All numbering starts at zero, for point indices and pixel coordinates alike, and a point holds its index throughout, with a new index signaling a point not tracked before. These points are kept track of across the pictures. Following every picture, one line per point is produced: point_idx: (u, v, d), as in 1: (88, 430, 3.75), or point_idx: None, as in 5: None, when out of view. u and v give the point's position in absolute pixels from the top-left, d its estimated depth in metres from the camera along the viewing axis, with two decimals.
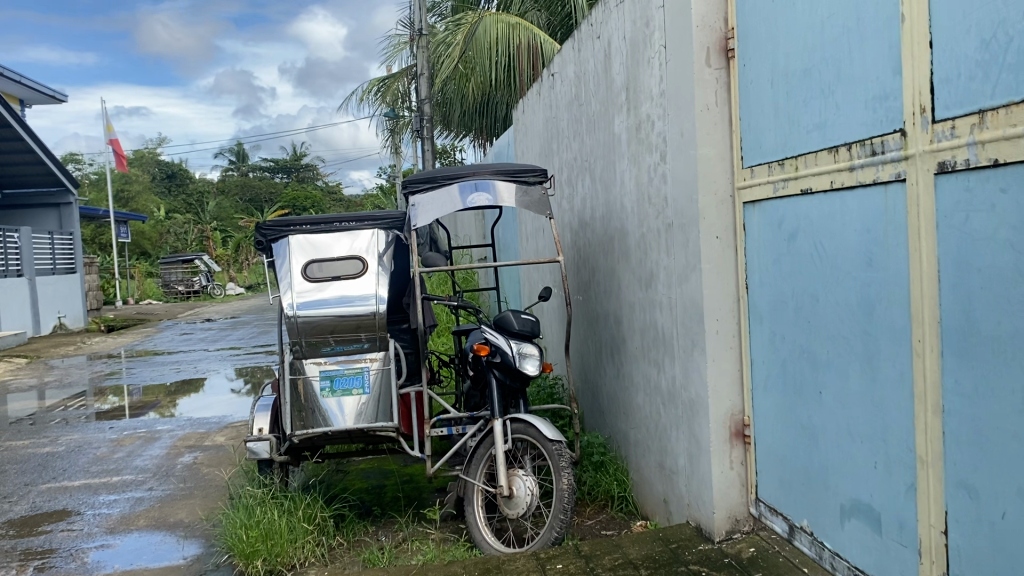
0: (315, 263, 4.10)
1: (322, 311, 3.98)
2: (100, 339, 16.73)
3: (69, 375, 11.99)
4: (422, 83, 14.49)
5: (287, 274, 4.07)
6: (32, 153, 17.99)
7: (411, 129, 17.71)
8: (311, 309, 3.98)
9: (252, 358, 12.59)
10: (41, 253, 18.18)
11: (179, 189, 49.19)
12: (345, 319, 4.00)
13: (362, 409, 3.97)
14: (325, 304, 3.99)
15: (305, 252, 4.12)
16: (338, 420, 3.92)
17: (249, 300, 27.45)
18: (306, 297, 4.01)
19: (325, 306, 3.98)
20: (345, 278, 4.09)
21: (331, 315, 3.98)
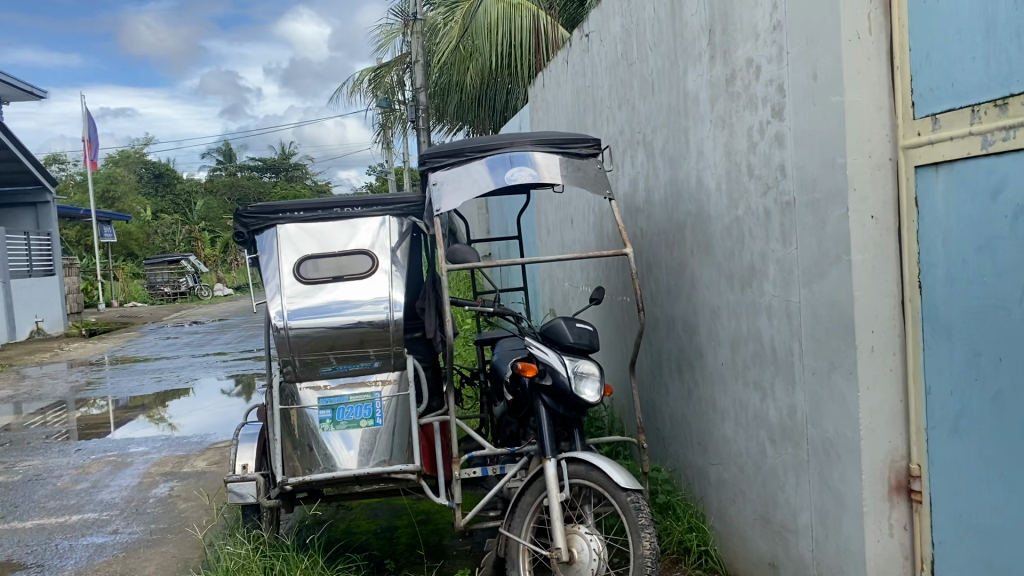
0: (310, 259, 3.23)
1: (316, 322, 3.12)
2: (79, 345, 15.76)
3: (41, 387, 11.02)
4: (417, 70, 13.56)
5: (275, 274, 3.20)
6: (6, 149, 16.99)
7: (404, 122, 16.79)
8: (306, 320, 3.12)
9: (241, 364, 11.67)
10: (16, 255, 17.17)
11: (166, 190, 48.13)
12: (347, 332, 3.14)
13: (372, 446, 3.09)
14: (321, 312, 3.13)
15: (298, 245, 3.25)
16: (342, 460, 3.04)
17: (238, 301, 26.44)
18: (296, 303, 3.14)
19: (320, 315, 3.13)
20: (348, 279, 3.22)
21: (327, 326, 3.12)
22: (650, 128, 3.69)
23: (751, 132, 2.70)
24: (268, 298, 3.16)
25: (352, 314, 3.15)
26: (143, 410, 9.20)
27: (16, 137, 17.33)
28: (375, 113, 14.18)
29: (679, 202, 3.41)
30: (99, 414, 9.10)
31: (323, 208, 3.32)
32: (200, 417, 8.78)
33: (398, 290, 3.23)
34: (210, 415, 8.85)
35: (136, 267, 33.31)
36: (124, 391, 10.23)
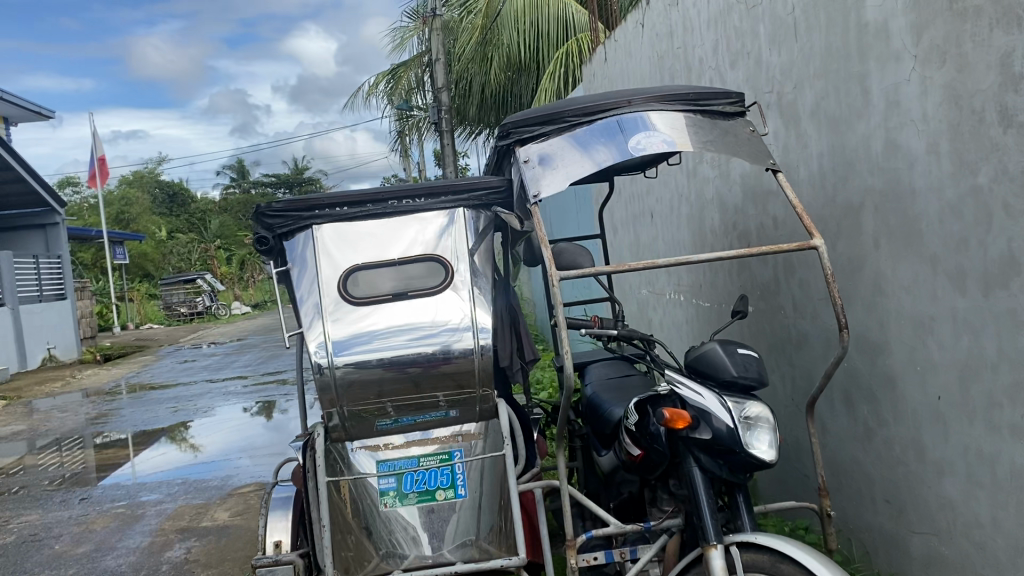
0: (357, 272, 2.34)
1: (370, 355, 2.23)
2: (93, 372, 15.00)
3: (51, 419, 10.23)
4: (438, 69, 12.75)
5: (310, 293, 2.32)
6: (12, 170, 16.33)
7: (424, 126, 15.95)
8: (355, 354, 2.22)
9: (263, 389, 10.85)
10: (25, 279, 16.44)
11: (180, 209, 47.69)
12: (413, 369, 2.24)
13: (452, 527, 2.28)
14: (376, 342, 2.24)
15: (341, 251, 2.36)
16: (413, 546, 2.25)
17: (257, 319, 25.70)
18: (341, 329, 2.26)
19: (375, 346, 2.24)
20: (411, 294, 2.32)
21: (384, 362, 2.23)
22: (792, 83, 2.84)
23: (1009, 58, 1.84)
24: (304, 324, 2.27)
25: (418, 345, 2.25)
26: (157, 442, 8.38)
27: (22, 158, 16.67)
28: (393, 117, 13.36)
29: (848, 177, 2.55)
30: (112, 449, 8.27)
31: (372, 200, 2.40)
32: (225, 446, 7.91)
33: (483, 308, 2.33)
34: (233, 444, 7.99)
35: (153, 288, 32.68)
36: (139, 423, 9.40)
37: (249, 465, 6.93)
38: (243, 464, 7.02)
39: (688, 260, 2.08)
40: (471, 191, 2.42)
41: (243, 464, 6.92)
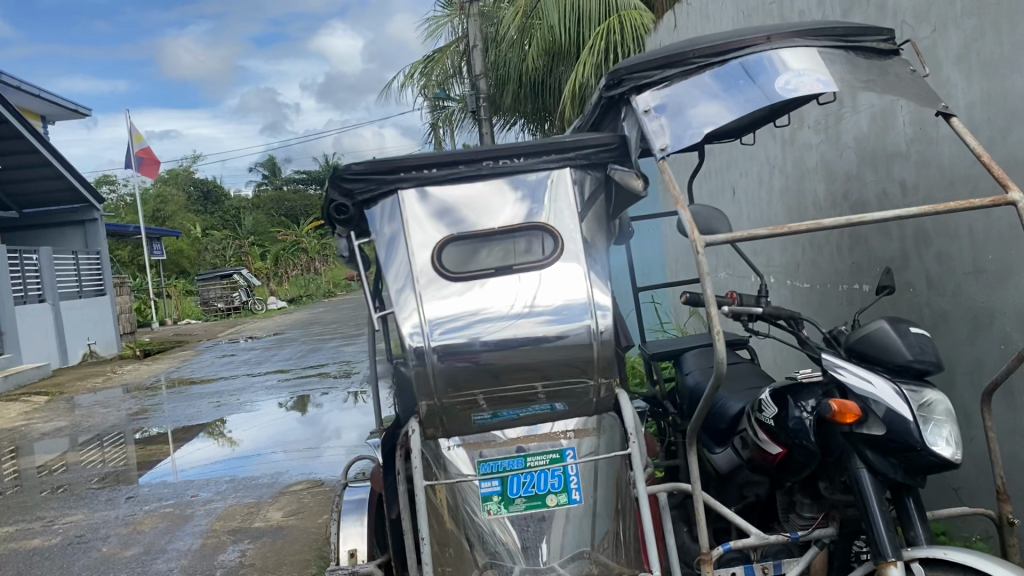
0: (452, 243, 2.17)
1: (471, 337, 2.04)
2: (134, 368, 14.91)
3: (94, 415, 10.08)
4: (477, 54, 12.44)
5: (403, 268, 2.14)
6: (51, 166, 16.29)
7: (461, 114, 15.68)
8: (458, 335, 2.04)
9: (306, 383, 10.62)
10: (65, 275, 16.40)
11: (215, 207, 47.91)
12: (522, 352, 2.04)
13: (563, 540, 2.03)
14: (479, 323, 2.05)
15: (432, 221, 2.20)
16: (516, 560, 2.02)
17: (294, 314, 25.60)
18: (440, 307, 2.07)
19: (477, 327, 2.05)
20: (516, 268, 2.14)
21: (489, 343, 2.03)
22: (929, 26, 2.48)
23: None
24: (394, 306, 2.10)
25: (525, 324, 2.06)
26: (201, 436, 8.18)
27: (60, 153, 16.62)
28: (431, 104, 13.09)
29: (1010, 129, 2.19)
30: (156, 444, 8.08)
31: (464, 162, 2.22)
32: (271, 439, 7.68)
33: (596, 280, 2.13)
34: (278, 437, 7.75)
35: (190, 284, 32.78)
36: (182, 418, 9.21)
37: (295, 458, 6.68)
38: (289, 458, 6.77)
39: (863, 219, 1.83)
40: (579, 150, 2.23)
41: (290, 458, 6.67)
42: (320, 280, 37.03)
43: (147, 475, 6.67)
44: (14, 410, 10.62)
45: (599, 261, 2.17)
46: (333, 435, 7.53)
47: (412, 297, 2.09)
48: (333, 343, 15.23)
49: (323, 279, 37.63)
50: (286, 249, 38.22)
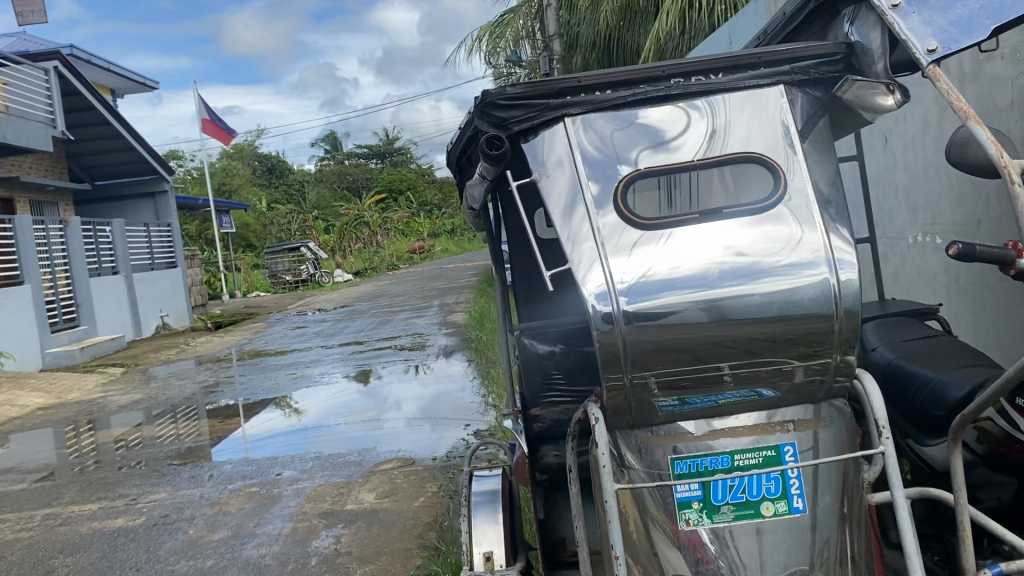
0: (641, 177, 1.90)
1: (678, 302, 1.73)
2: (207, 339, 14.93)
3: (170, 387, 9.99)
4: (551, 14, 12.00)
5: (586, 208, 1.86)
6: (122, 138, 16.34)
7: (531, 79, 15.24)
8: (667, 293, 1.73)
9: (381, 355, 10.38)
10: (137, 247, 16.48)
11: (278, 181, 48.30)
12: (706, 321, 1.73)
13: (760, 555, 1.73)
14: (684, 284, 1.74)
15: (614, 159, 1.92)
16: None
17: (360, 286, 25.59)
18: (635, 266, 1.77)
19: (683, 289, 1.73)
20: (726, 212, 1.83)
21: (703, 306, 1.73)
22: None
23: None
24: (574, 263, 1.79)
25: (746, 282, 1.75)
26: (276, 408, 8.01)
27: (131, 125, 16.67)
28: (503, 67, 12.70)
29: None
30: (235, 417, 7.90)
31: (645, 81, 1.98)
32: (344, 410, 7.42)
33: (825, 225, 1.82)
34: (349, 407, 7.50)
35: (256, 258, 33.06)
36: (258, 390, 9.04)
37: (371, 430, 6.40)
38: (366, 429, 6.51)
39: None
40: (793, 65, 1.98)
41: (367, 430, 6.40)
42: (383, 252, 37.04)
43: (221, 450, 6.44)
44: (91, 382, 10.61)
45: (830, 193, 1.86)
46: (411, 403, 7.26)
47: (596, 254, 1.79)
48: (403, 315, 15.02)
49: (386, 251, 37.65)
50: (349, 222, 38.30)
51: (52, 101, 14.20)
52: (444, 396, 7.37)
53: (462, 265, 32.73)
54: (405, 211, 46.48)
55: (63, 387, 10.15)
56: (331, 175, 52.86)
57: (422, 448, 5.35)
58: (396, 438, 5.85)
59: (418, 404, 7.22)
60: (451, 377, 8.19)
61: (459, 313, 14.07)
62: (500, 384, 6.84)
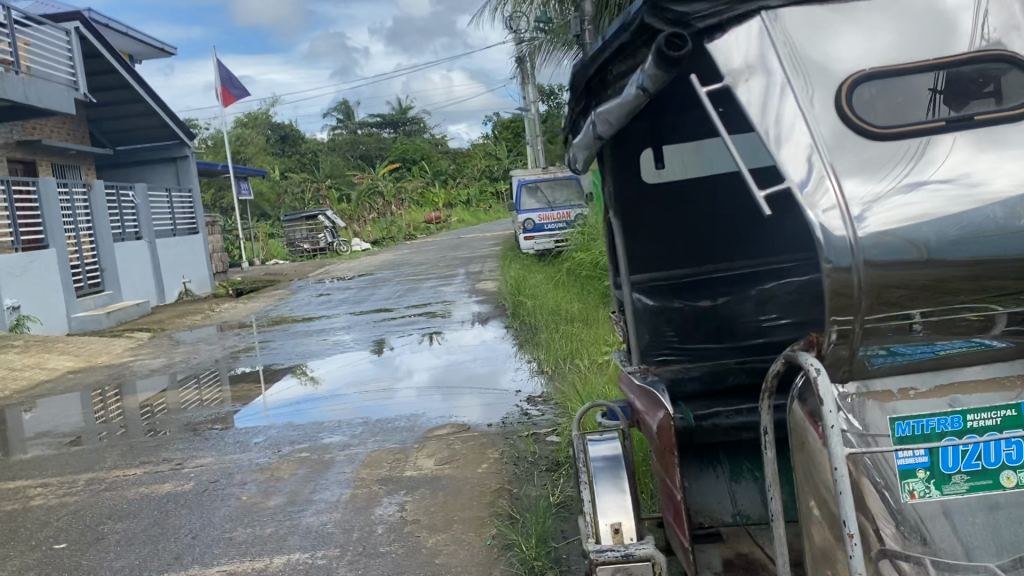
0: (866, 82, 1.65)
1: (923, 226, 1.49)
2: (231, 306, 14.78)
3: (198, 352, 9.82)
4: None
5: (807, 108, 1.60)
6: (143, 102, 16.10)
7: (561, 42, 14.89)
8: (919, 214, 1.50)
9: (412, 322, 10.18)
10: (160, 213, 16.29)
11: (293, 150, 48.02)
12: (968, 248, 1.49)
13: (977, 531, 1.57)
14: (941, 205, 1.50)
15: (833, 59, 1.66)
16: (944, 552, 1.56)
17: (379, 255, 25.39)
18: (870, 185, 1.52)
19: (940, 210, 1.50)
20: (979, 119, 1.58)
21: (963, 227, 1.50)
22: None
23: None
24: (796, 181, 1.53)
25: (999, 196, 1.51)
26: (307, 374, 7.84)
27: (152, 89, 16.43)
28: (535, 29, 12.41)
29: None
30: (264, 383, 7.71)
31: None
32: (360, 379, 7.23)
33: None
34: (364, 375, 7.34)
35: (273, 226, 32.89)
36: (291, 354, 8.86)
37: (396, 396, 6.22)
38: (386, 396, 6.32)
39: None
40: None
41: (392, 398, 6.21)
42: (400, 222, 36.79)
43: (239, 417, 6.17)
44: (119, 346, 10.46)
45: None
46: (428, 371, 7.12)
47: (820, 169, 1.54)
48: (429, 283, 14.81)
49: (403, 220, 37.39)
50: (365, 191, 38.02)
51: (74, 62, 13.95)
52: (456, 364, 7.27)
53: (481, 235, 32.44)
54: (421, 181, 46.13)
55: (91, 351, 10.01)
56: (347, 144, 52.46)
57: (468, 414, 5.17)
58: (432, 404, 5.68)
59: (437, 371, 7.06)
60: (465, 345, 8.08)
61: (486, 282, 13.85)
62: (543, 349, 6.62)
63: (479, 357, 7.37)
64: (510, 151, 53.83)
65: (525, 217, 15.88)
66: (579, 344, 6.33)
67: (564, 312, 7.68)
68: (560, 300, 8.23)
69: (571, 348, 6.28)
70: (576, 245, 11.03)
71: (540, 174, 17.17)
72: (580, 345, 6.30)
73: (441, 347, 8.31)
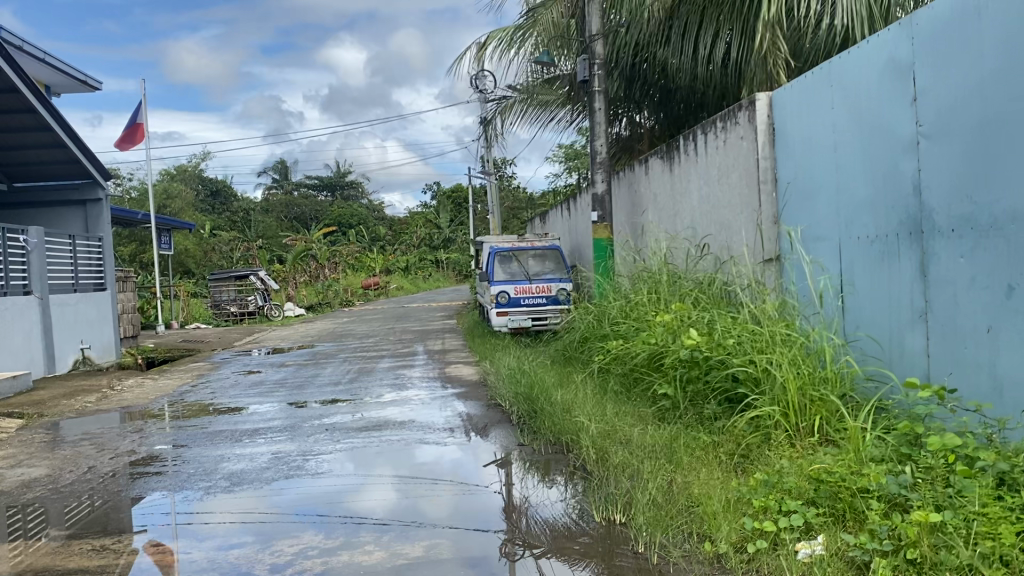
0: None
1: None
2: (137, 383, 11.95)
3: (79, 455, 7.05)
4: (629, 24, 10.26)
5: None
6: (49, 131, 13.44)
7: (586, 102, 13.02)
8: None
9: (379, 424, 7.61)
10: (60, 264, 13.44)
11: (224, 209, 45.38)
12: None
13: None
14: None
15: None
16: None
17: (316, 324, 22.65)
18: None
19: None
20: None
21: None
22: None
23: None
24: None
25: None
26: (205, 494, 5.53)
27: (62, 118, 13.79)
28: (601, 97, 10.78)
29: None
30: (147, 497, 5.58)
31: None
32: (214, 520, 4.81)
33: None
34: (231, 509, 5.05)
35: (196, 285, 29.97)
36: (209, 471, 6.16)
37: (321, 556, 4.10)
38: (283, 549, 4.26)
39: None
40: None
41: (316, 485, 5.51)
42: (336, 286, 34.17)
43: (152, 530, 4.71)
44: None
45: None
46: (327, 503, 5.05)
47: None
48: (385, 365, 12.24)
49: (338, 283, 34.76)
50: (298, 252, 35.37)
51: None
52: (366, 465, 6.05)
53: (425, 304, 30.01)
54: (357, 245, 43.71)
55: None
56: (280, 203, 49.78)
57: (439, 513, 4.75)
58: (376, 498, 5.11)
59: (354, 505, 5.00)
60: (406, 466, 5.89)
61: (458, 367, 11.38)
62: (618, 508, 4.32)
63: (392, 453, 6.33)
64: (451, 219, 51.90)
65: (498, 290, 13.52)
66: (687, 510, 4.05)
67: (622, 439, 5.40)
68: (602, 415, 5.94)
69: (675, 517, 3.99)
70: (587, 331, 8.76)
71: (515, 243, 14.96)
72: (689, 513, 4.01)
73: (408, 468, 5.80)
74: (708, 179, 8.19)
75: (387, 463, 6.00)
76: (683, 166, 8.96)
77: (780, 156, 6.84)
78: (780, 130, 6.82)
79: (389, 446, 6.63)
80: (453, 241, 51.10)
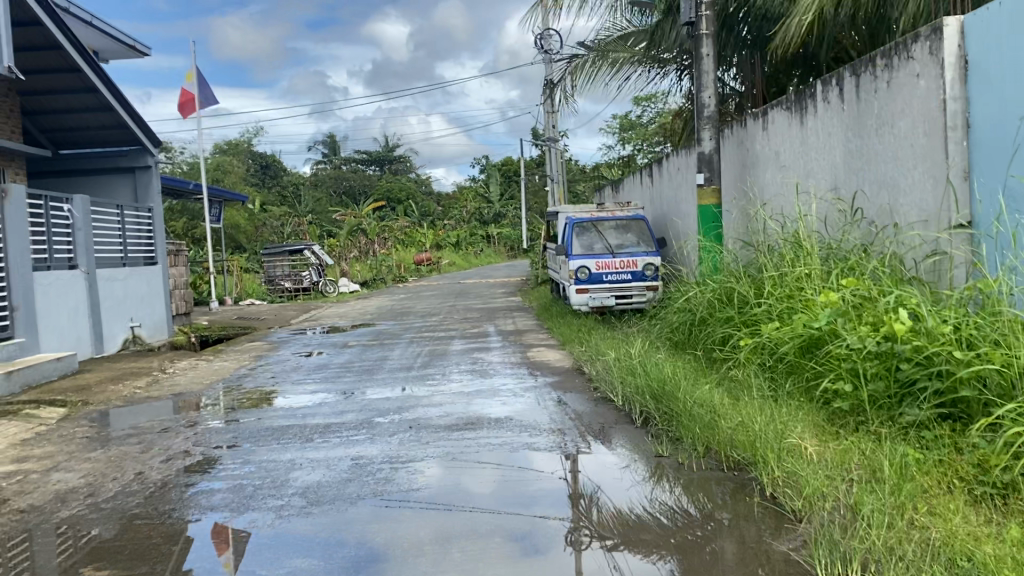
0: None
1: None
2: (190, 364, 10.98)
3: (124, 457, 5.99)
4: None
5: None
6: (96, 92, 12.48)
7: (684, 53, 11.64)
8: None
9: (471, 422, 6.44)
10: (108, 236, 12.53)
11: (274, 184, 44.72)
12: None
13: None
14: None
15: None
16: None
17: (372, 300, 21.67)
18: None
19: None
20: None
21: None
22: None
23: None
24: None
25: None
26: (274, 514, 4.44)
27: (110, 79, 12.82)
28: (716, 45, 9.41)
29: None
30: (204, 516, 4.50)
31: None
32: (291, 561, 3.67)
33: None
34: (311, 549, 3.82)
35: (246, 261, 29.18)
36: (279, 483, 5.04)
37: None
38: None
39: None
40: None
41: (401, 497, 4.49)
42: (389, 261, 33.27)
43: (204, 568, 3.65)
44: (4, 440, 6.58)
45: None
46: (429, 532, 3.91)
47: None
48: (458, 347, 11.10)
49: (392, 258, 33.85)
50: (351, 227, 34.51)
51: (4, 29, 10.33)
52: (459, 475, 4.91)
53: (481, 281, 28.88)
54: (408, 221, 42.80)
55: None
56: (329, 178, 48.98)
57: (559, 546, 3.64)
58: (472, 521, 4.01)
59: (474, 543, 3.73)
60: (531, 476, 4.70)
61: (543, 349, 10.21)
62: (853, 564, 3.13)
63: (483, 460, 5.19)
64: (502, 193, 50.77)
65: (576, 265, 12.28)
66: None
67: (811, 458, 4.19)
68: (769, 423, 4.71)
69: None
70: (705, 312, 7.48)
71: (593, 214, 13.67)
72: None
73: (528, 485, 4.52)
74: (861, 132, 6.83)
75: (480, 472, 4.89)
76: (819, 119, 7.59)
77: (976, 97, 5.48)
78: (977, 64, 5.44)
79: (477, 450, 5.49)
80: (504, 216, 49.95)
